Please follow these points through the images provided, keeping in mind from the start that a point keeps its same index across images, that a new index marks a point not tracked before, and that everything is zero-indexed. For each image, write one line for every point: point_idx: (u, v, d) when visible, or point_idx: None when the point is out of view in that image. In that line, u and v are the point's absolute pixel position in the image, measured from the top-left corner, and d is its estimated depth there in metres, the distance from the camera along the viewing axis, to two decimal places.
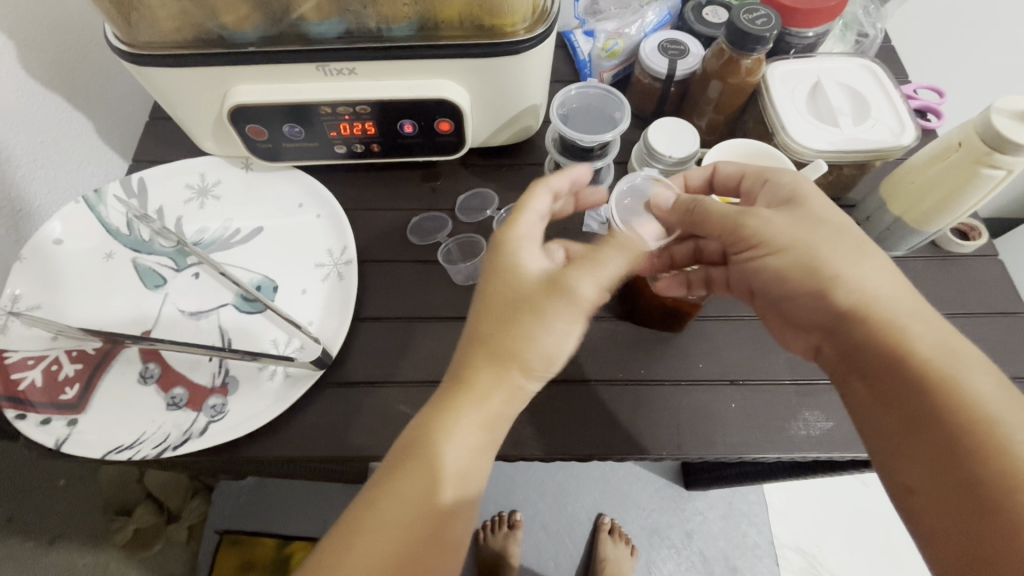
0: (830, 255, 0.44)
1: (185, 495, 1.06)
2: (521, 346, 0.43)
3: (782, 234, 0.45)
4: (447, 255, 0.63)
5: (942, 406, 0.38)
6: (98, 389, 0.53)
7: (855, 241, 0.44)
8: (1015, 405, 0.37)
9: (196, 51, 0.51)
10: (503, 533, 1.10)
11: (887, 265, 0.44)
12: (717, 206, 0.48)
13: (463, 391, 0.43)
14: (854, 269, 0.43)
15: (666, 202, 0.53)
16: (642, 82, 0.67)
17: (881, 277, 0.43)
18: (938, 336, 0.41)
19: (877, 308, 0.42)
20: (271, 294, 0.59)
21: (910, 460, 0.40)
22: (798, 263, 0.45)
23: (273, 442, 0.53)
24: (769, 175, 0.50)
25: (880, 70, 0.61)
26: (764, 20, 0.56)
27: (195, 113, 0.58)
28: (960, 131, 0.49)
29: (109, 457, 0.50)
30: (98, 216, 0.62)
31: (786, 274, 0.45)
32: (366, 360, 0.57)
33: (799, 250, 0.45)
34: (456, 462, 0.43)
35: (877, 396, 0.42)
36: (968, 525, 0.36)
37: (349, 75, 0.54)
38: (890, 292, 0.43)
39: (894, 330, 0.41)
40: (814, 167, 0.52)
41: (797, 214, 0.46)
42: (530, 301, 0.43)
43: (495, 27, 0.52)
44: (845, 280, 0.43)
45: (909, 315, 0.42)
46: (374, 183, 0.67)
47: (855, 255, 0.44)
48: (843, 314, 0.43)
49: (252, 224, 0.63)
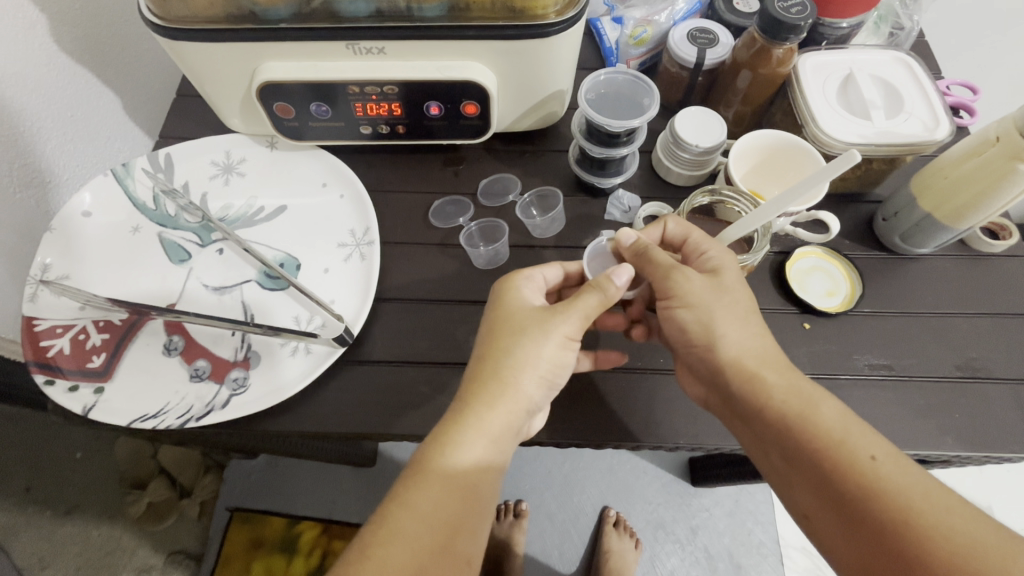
0: (721, 313, 0.47)
1: (199, 470, 1.09)
2: (524, 358, 0.47)
3: (695, 292, 0.47)
4: (469, 238, 0.63)
5: (805, 440, 0.41)
6: (124, 359, 0.54)
7: (738, 304, 0.47)
8: (856, 424, 0.41)
9: (228, 26, 0.52)
10: (509, 521, 1.11)
11: (754, 325, 0.47)
12: (661, 254, 0.50)
13: (462, 405, 0.46)
14: (734, 328, 0.46)
15: (626, 241, 0.52)
16: (670, 71, 0.66)
17: (744, 331, 0.46)
18: (788, 380, 0.43)
19: (746, 361, 0.45)
20: (294, 272, 0.60)
21: (799, 492, 0.41)
22: (699, 321, 0.47)
23: (293, 417, 0.53)
24: (706, 247, 0.50)
25: (915, 63, 0.60)
26: (799, 9, 0.54)
27: (224, 89, 0.59)
28: (998, 126, 0.48)
29: (133, 425, 0.51)
30: (126, 190, 0.63)
31: (688, 328, 0.48)
32: (386, 339, 0.57)
33: (697, 307, 0.47)
34: (462, 471, 0.44)
35: (757, 441, 0.45)
36: (857, 544, 0.37)
37: (378, 55, 0.54)
38: (753, 344, 0.46)
39: (755, 381, 0.44)
40: (848, 157, 0.42)
41: (710, 280, 0.48)
42: (529, 320, 0.49)
43: (526, 9, 0.52)
44: (722, 335, 0.46)
45: (770, 362, 0.45)
46: (397, 166, 0.67)
47: (727, 310, 0.47)
48: (722, 368, 0.46)
49: (275, 202, 0.64)
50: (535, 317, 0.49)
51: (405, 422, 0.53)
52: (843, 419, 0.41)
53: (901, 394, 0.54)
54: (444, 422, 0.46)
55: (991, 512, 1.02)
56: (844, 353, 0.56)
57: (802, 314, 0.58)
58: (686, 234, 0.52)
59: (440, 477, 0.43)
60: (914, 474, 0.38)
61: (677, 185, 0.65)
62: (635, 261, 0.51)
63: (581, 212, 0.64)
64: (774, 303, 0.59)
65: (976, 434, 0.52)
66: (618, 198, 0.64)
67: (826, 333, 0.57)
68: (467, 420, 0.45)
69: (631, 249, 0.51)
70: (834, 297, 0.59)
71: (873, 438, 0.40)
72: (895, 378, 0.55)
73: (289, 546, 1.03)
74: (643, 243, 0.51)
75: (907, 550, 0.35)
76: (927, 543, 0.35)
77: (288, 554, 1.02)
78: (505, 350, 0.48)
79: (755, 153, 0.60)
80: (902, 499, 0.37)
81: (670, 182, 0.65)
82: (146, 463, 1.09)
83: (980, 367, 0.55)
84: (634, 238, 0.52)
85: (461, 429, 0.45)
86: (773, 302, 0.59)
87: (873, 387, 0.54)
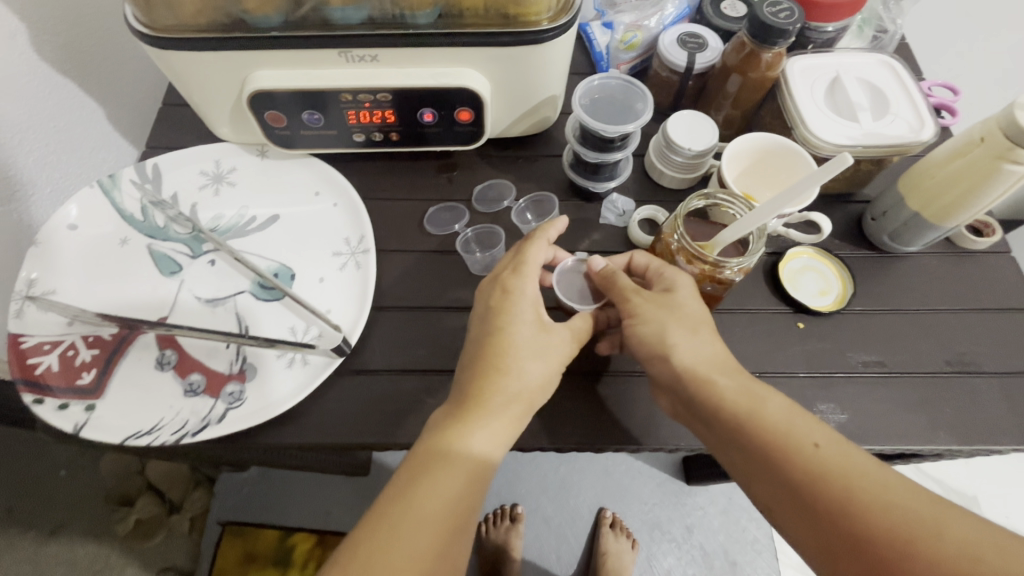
0: (672, 325, 0.48)
1: (187, 486, 1.06)
2: (530, 368, 0.49)
3: (648, 309, 0.49)
4: (465, 244, 0.63)
5: (757, 435, 0.41)
6: (116, 374, 0.53)
7: (690, 317, 0.48)
8: (803, 417, 0.42)
9: (216, 35, 0.51)
10: (505, 525, 1.11)
11: (707, 333, 0.48)
12: (622, 279, 0.51)
13: (454, 409, 0.47)
14: (686, 338, 0.47)
15: (597, 266, 0.53)
16: (661, 75, 0.67)
17: (696, 338, 0.47)
18: (737, 381, 0.45)
19: (699, 368, 0.46)
20: (289, 282, 0.59)
21: (760, 487, 0.41)
22: (655, 334, 0.48)
23: (291, 430, 0.53)
24: (660, 270, 0.52)
25: (899, 66, 0.61)
26: (788, 13, 0.55)
27: (214, 99, 0.58)
28: (983, 126, 0.49)
29: (127, 442, 0.50)
30: (113, 201, 0.61)
31: (645, 340, 0.48)
32: (383, 348, 0.57)
33: (649, 319, 0.48)
34: (463, 473, 0.44)
35: (716, 442, 0.45)
36: (816, 530, 0.37)
37: (371, 63, 0.54)
38: (706, 351, 0.47)
39: (706, 383, 0.45)
40: (840, 159, 0.43)
41: (663, 298, 0.49)
42: (533, 334, 0.50)
43: (519, 16, 0.52)
44: (675, 345, 0.47)
45: (720, 366, 0.46)
46: (390, 173, 0.67)
47: (676, 321, 0.48)
48: (679, 375, 0.46)
49: (268, 212, 0.63)
50: (539, 337, 0.50)
51: (406, 431, 0.53)
52: (790, 412, 0.42)
53: (894, 390, 0.55)
54: (438, 427, 0.47)
55: (977, 502, 1.05)
56: (837, 351, 0.57)
57: (797, 313, 0.59)
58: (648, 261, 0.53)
59: (435, 479, 0.44)
60: (854, 455, 0.39)
61: (670, 187, 0.66)
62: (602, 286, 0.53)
63: (575, 217, 0.64)
64: (767, 304, 0.59)
65: (968, 428, 0.53)
66: (612, 202, 0.65)
67: (820, 331, 0.58)
68: (465, 422, 0.46)
69: (599, 274, 0.53)
70: (826, 296, 0.60)
71: (817, 427, 0.41)
72: (888, 375, 0.56)
73: (282, 559, 1.02)
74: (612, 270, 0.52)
75: (858, 531, 0.36)
76: (875, 522, 0.35)
77: (281, 567, 1.01)
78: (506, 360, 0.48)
79: (746, 157, 0.61)
80: (848, 482, 0.37)
81: (663, 185, 0.66)
82: (134, 480, 1.04)
83: (969, 362, 0.56)
84: (603, 264, 0.53)
85: (457, 430, 0.46)
86: (766, 302, 0.60)
87: (866, 384, 0.55)
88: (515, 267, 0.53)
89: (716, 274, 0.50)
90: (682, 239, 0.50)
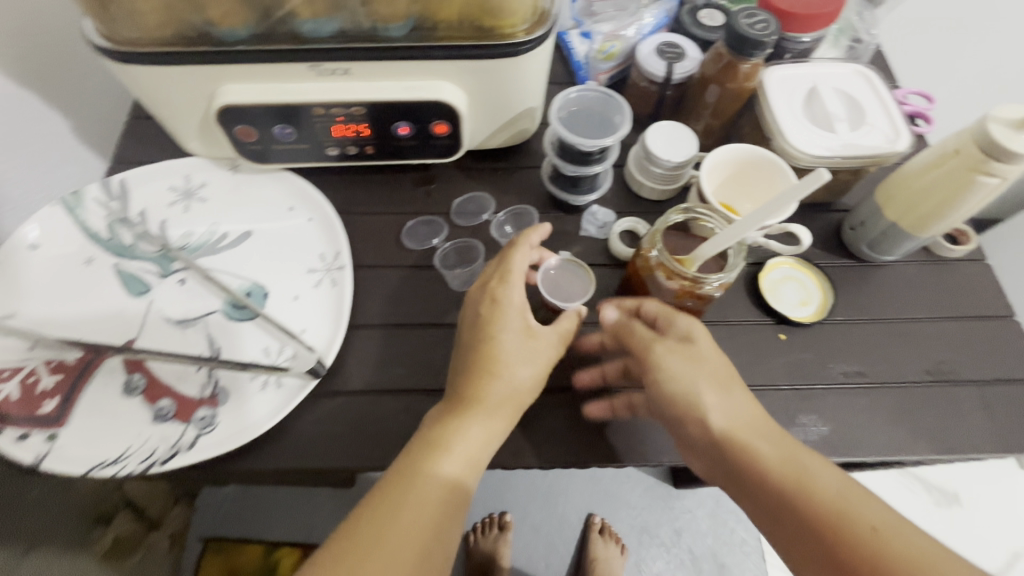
0: (703, 384, 0.46)
1: (168, 503, 1.02)
2: (520, 373, 0.49)
3: (675, 367, 0.47)
4: (444, 259, 0.61)
5: (804, 509, 0.40)
6: (80, 401, 0.51)
7: (724, 377, 0.47)
8: (851, 487, 0.41)
9: (181, 48, 0.49)
10: (494, 535, 1.10)
11: (743, 395, 0.47)
12: (641, 329, 0.50)
13: (443, 414, 0.48)
14: (720, 399, 0.46)
15: (609, 317, 0.52)
16: (639, 85, 0.66)
17: (733, 400, 0.46)
18: (780, 448, 0.43)
19: (737, 433, 0.44)
20: (261, 301, 0.57)
21: (809, 567, 0.39)
22: (686, 395, 0.46)
23: (266, 454, 0.51)
24: (673, 316, 0.50)
25: (874, 76, 0.62)
26: (764, 25, 0.55)
27: (182, 113, 0.56)
28: (956, 139, 0.50)
29: (92, 473, 0.48)
30: (77, 219, 0.59)
31: (676, 401, 0.46)
32: (360, 368, 0.55)
33: (677, 378, 0.47)
34: (448, 475, 0.45)
35: (759, 515, 0.43)
36: None
37: (343, 76, 0.52)
38: (743, 414, 0.45)
39: (747, 451, 0.43)
40: (816, 175, 0.42)
41: (690, 354, 0.48)
42: (522, 341, 0.49)
43: (494, 28, 0.51)
44: (708, 407, 0.45)
45: (759, 430, 0.44)
46: (366, 186, 0.66)
47: (709, 382, 0.47)
48: (717, 440, 0.45)
49: (240, 228, 0.61)
50: (526, 344, 0.50)
51: (384, 453, 0.51)
52: (836, 482, 0.41)
53: (876, 400, 0.55)
54: (428, 432, 0.47)
55: (958, 499, 1.06)
56: (819, 361, 0.57)
57: (778, 324, 0.59)
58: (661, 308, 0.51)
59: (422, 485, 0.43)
60: (912, 540, 0.37)
61: (650, 199, 0.65)
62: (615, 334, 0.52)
63: (556, 230, 0.64)
64: (749, 316, 0.59)
65: (947, 436, 0.53)
66: (593, 214, 0.64)
67: (802, 342, 0.58)
68: (452, 428, 0.46)
69: (611, 323, 0.52)
70: (807, 307, 0.60)
71: (872, 506, 0.39)
72: (869, 385, 0.56)
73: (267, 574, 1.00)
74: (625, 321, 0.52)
75: None
76: None
77: None
78: (493, 362, 0.48)
79: (725, 168, 0.60)
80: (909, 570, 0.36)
81: (643, 197, 0.65)
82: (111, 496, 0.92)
83: (948, 371, 0.57)
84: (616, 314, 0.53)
85: (446, 438, 0.46)
86: (748, 314, 0.59)
87: (848, 395, 0.55)
88: (501, 276, 0.51)
89: (696, 291, 0.50)
90: (661, 255, 0.50)
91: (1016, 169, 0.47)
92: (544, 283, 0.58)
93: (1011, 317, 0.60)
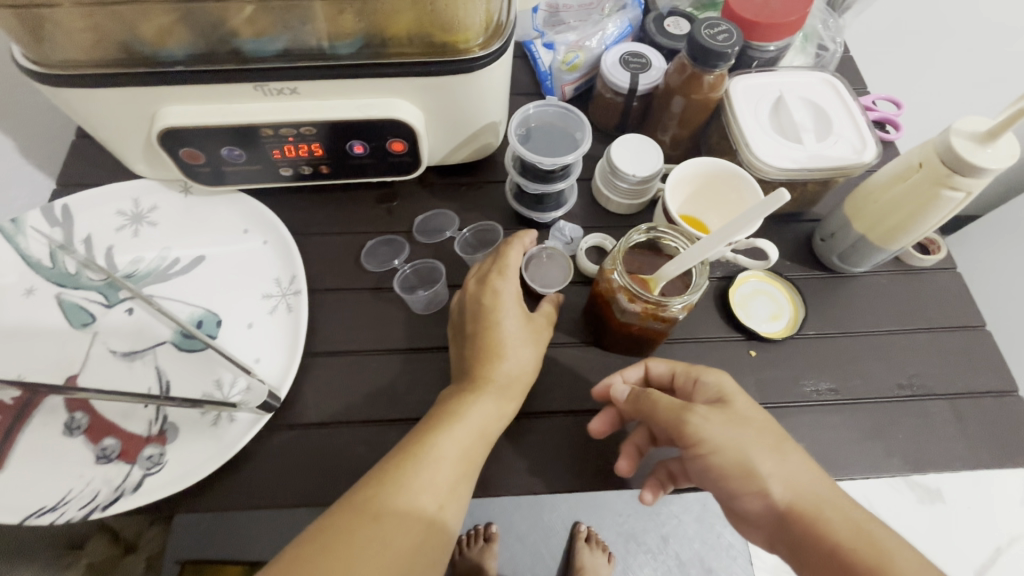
0: (757, 450, 0.41)
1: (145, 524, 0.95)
2: (523, 355, 0.49)
3: (718, 433, 0.42)
4: (404, 281, 0.59)
5: None
6: (17, 443, 0.48)
7: (774, 437, 0.42)
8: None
9: (116, 70, 0.47)
10: (478, 546, 1.07)
11: (799, 457, 0.41)
12: (665, 398, 0.45)
13: (458, 389, 0.48)
14: (777, 465, 0.40)
15: (620, 394, 0.48)
16: (604, 97, 0.65)
17: (790, 463, 0.41)
18: (850, 518, 0.38)
19: (800, 503, 0.39)
20: (214, 329, 0.55)
21: None
22: (736, 463, 0.41)
23: (218, 494, 0.49)
24: (696, 373, 0.47)
25: (840, 84, 0.60)
26: (726, 36, 0.54)
27: (124, 136, 0.53)
28: (920, 152, 0.49)
29: (28, 521, 0.45)
30: (17, 248, 0.56)
31: (725, 472, 0.41)
32: (318, 399, 0.53)
33: (726, 442, 0.41)
34: (462, 447, 0.44)
35: None
36: None
37: (291, 95, 0.50)
38: (805, 479, 0.40)
39: (815, 523, 0.38)
40: (775, 196, 0.40)
41: (730, 415, 0.43)
42: (520, 325, 0.51)
43: (447, 43, 0.49)
44: (766, 475, 0.40)
45: (828, 500, 0.39)
46: (326, 206, 0.63)
47: (767, 448, 0.41)
48: (779, 513, 0.39)
49: (192, 253, 0.59)
50: (526, 330, 0.51)
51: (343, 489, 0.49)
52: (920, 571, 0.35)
53: (849, 417, 0.54)
54: (443, 407, 0.47)
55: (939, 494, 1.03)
56: (790, 378, 0.56)
57: (749, 341, 0.58)
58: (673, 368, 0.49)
59: (438, 454, 0.42)
60: None
61: (618, 213, 0.64)
62: (637, 411, 0.46)
63: None
64: (720, 332, 0.58)
65: (921, 452, 0.52)
66: (560, 229, 0.62)
67: (774, 358, 0.57)
68: (467, 400, 0.46)
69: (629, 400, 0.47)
70: (778, 321, 0.59)
71: None
72: (842, 402, 0.55)
73: None
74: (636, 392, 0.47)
75: None
76: None
77: None
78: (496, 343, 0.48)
79: (691, 181, 0.59)
80: None
81: (611, 211, 0.64)
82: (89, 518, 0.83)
83: (921, 385, 0.56)
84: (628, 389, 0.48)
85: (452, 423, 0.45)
86: (719, 331, 0.58)
87: (821, 412, 0.54)
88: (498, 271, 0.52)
89: (659, 312, 0.48)
90: (621, 276, 0.49)
91: (980, 183, 0.46)
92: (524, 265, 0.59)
93: (982, 326, 0.59)
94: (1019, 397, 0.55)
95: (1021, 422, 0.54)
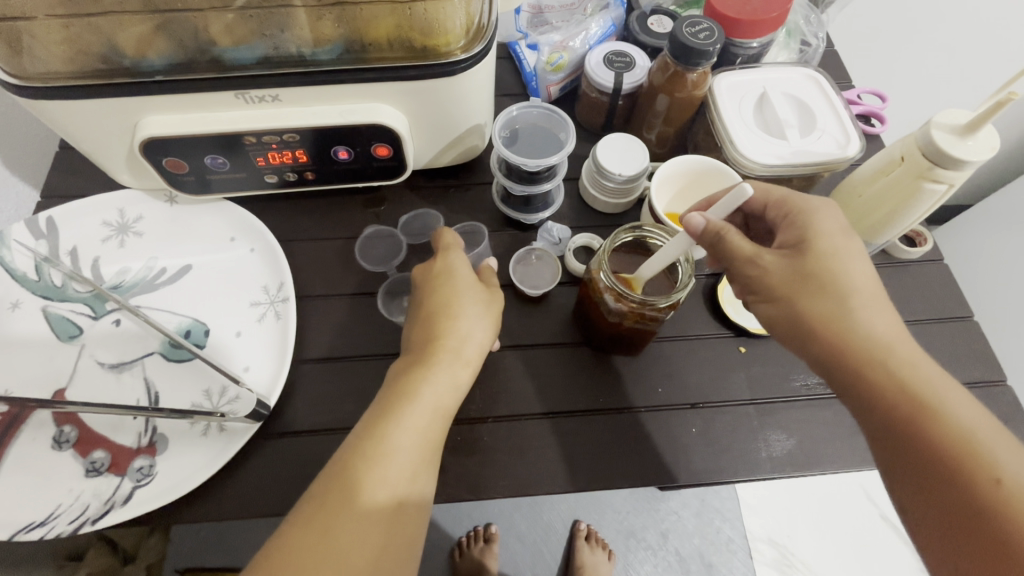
0: (854, 300, 0.39)
1: (144, 533, 0.97)
2: (477, 323, 0.48)
3: (783, 282, 0.41)
4: (389, 295, 0.59)
5: (893, 400, 0.37)
6: (5, 459, 0.48)
7: (843, 293, 0.40)
8: (954, 388, 0.37)
9: (94, 81, 0.46)
10: (478, 547, 1.07)
11: (879, 299, 0.40)
12: (740, 240, 0.43)
13: (413, 356, 0.46)
14: (864, 305, 0.39)
15: (698, 224, 0.44)
16: (590, 96, 0.64)
17: (878, 314, 0.39)
18: (888, 323, 0.39)
19: (876, 344, 0.38)
20: (202, 338, 0.55)
21: (903, 475, 0.36)
22: (835, 304, 0.39)
23: (209, 505, 0.48)
24: (788, 213, 0.45)
25: (824, 79, 0.61)
26: (708, 33, 0.54)
27: (106, 147, 0.53)
28: (902, 145, 0.49)
29: (17, 537, 0.45)
30: (1, 261, 0.56)
31: (818, 322, 0.40)
32: (308, 407, 0.53)
33: (811, 292, 0.40)
34: (430, 411, 0.43)
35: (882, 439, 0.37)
36: (932, 493, 0.35)
37: (272, 102, 0.50)
38: (885, 327, 0.39)
39: (888, 361, 0.37)
40: (738, 193, 0.41)
41: (796, 262, 0.41)
42: (473, 292, 0.50)
43: (428, 47, 0.49)
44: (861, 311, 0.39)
45: (878, 344, 0.38)
46: (313, 211, 0.63)
47: (863, 301, 0.39)
48: (835, 352, 0.39)
49: (179, 262, 0.59)
50: (479, 291, 0.50)
51: None
52: (938, 382, 0.37)
53: (840, 412, 0.54)
54: (401, 370, 0.46)
55: None
56: (781, 374, 0.56)
57: (738, 337, 0.58)
58: (765, 194, 0.47)
59: (408, 418, 0.42)
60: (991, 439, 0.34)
61: (605, 213, 0.64)
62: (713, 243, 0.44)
63: (510, 249, 0.62)
64: (709, 329, 0.58)
65: None
66: (548, 229, 0.62)
67: (763, 354, 0.57)
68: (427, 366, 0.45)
69: (707, 231, 0.44)
70: None
71: (969, 405, 0.36)
72: (830, 396, 0.55)
73: None
74: (716, 226, 0.43)
75: (923, 420, 0.36)
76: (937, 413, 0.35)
77: None
78: (445, 310, 0.48)
79: (677, 180, 0.59)
80: (947, 426, 0.35)
81: (598, 210, 0.64)
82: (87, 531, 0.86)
83: None
84: (703, 221, 0.44)
85: (414, 386, 0.44)
86: (708, 328, 0.58)
87: (810, 407, 0.55)
88: (442, 250, 0.53)
89: (645, 311, 0.48)
90: (606, 277, 0.48)
91: (962, 175, 0.46)
92: (515, 263, 0.60)
93: (970, 317, 0.59)
94: (1007, 386, 0.56)
95: (1011, 412, 0.54)
